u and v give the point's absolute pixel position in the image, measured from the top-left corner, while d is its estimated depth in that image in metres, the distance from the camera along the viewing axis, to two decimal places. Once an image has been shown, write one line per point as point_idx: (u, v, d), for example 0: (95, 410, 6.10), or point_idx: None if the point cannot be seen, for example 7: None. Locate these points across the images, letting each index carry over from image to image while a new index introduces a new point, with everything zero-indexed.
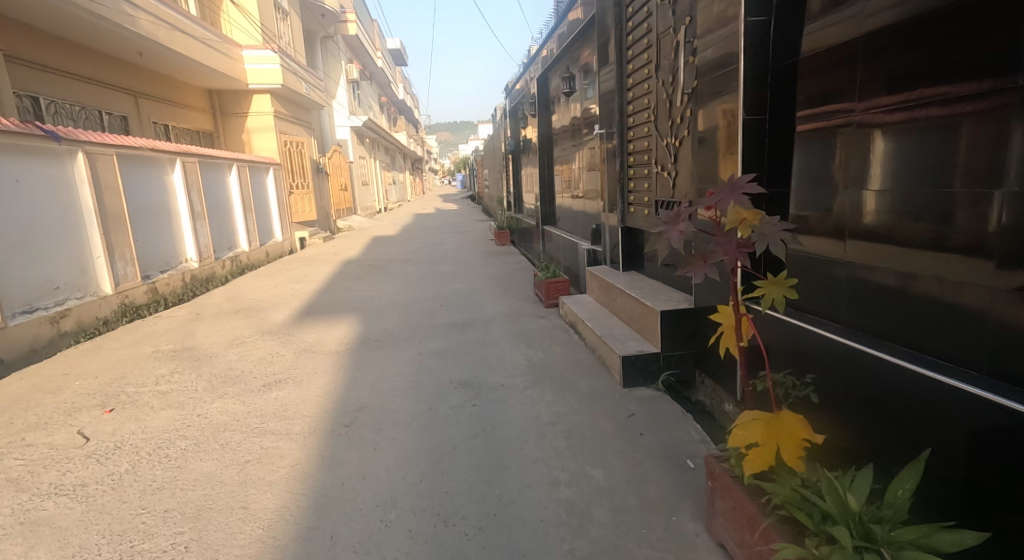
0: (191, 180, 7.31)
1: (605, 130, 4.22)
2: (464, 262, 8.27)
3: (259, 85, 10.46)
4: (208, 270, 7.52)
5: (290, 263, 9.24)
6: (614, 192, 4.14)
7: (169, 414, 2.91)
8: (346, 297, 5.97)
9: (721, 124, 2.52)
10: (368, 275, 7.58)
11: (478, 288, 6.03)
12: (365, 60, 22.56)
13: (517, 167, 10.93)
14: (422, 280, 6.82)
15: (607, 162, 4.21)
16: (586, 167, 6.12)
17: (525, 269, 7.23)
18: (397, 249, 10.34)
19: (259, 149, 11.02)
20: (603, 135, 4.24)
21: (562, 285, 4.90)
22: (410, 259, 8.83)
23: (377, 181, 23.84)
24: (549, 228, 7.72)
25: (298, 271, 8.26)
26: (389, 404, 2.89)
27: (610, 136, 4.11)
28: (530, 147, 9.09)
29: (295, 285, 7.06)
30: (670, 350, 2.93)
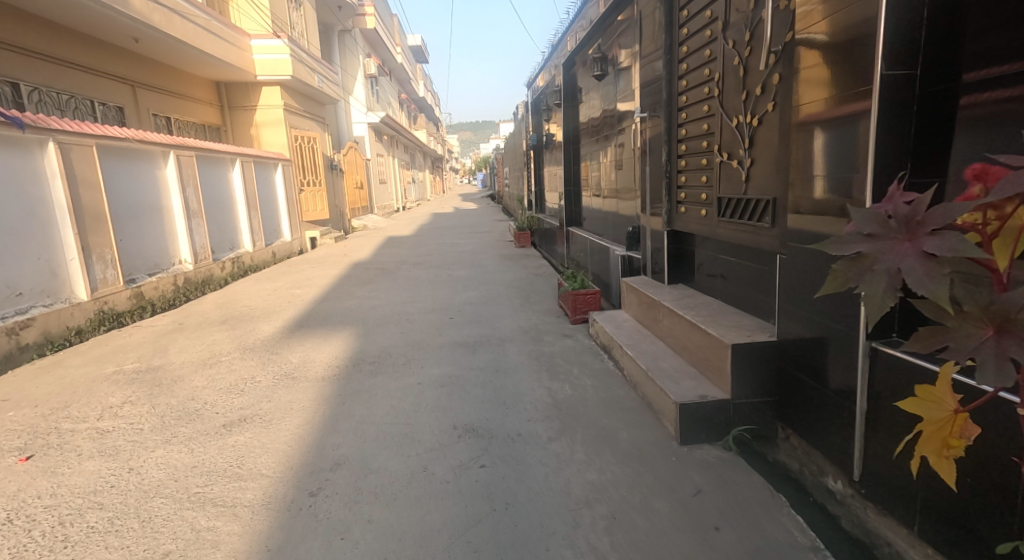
0: (188, 175, 6.80)
1: (647, 113, 3.51)
2: (479, 266, 7.60)
3: (268, 77, 9.95)
4: (205, 272, 7.00)
5: (296, 264, 8.69)
6: (657, 187, 3.43)
7: (96, 467, 2.29)
8: (347, 306, 5.35)
9: (830, 92, 1.80)
10: (375, 279, 6.98)
11: (494, 298, 5.35)
12: (384, 55, 22.05)
13: (539, 165, 10.26)
14: (433, 287, 6.16)
15: (649, 151, 3.50)
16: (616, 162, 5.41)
17: (546, 275, 6.55)
18: (410, 251, 9.73)
19: (268, 144, 10.54)
20: (644, 120, 3.54)
21: (590, 298, 4.21)
22: (422, 262, 8.20)
23: (394, 179, 23.27)
24: (574, 229, 7.04)
25: (302, 274, 7.69)
26: (373, 460, 2.23)
27: (654, 120, 3.40)
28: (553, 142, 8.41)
29: (295, 289, 6.47)
30: (743, 397, 2.22)
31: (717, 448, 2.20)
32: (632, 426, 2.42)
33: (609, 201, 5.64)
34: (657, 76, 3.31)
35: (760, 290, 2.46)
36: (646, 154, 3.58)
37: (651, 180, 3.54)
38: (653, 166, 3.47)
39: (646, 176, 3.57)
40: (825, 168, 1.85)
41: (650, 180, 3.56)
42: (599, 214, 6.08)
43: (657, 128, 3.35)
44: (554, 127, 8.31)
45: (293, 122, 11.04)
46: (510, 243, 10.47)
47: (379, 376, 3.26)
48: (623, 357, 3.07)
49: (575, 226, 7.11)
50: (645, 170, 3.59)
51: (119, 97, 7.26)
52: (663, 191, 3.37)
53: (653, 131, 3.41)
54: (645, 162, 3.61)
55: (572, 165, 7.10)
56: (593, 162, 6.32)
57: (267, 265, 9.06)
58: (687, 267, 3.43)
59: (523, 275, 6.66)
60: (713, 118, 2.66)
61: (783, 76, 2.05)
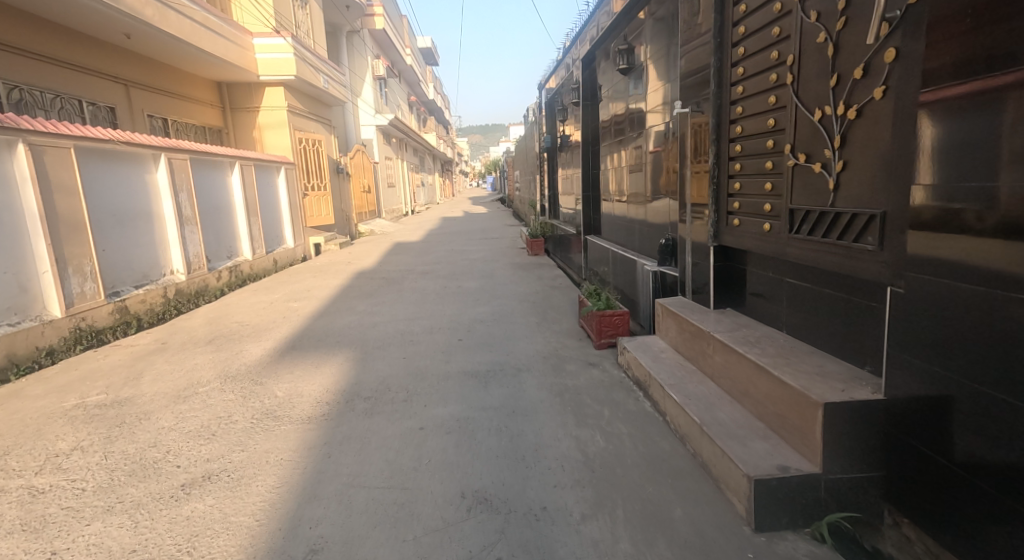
0: (181, 180, 6.40)
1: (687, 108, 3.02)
2: (490, 277, 7.12)
3: (270, 76, 9.57)
4: (199, 283, 6.59)
5: (297, 273, 8.25)
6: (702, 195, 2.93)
7: (12, 549, 1.82)
8: (346, 323, 4.89)
9: (993, 68, 1.31)
10: (379, 291, 6.53)
11: (507, 315, 4.86)
12: (393, 57, 21.69)
13: (553, 168, 9.78)
14: (440, 301, 5.69)
15: (691, 153, 3.00)
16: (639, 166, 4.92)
17: (563, 288, 6.06)
18: (417, 259, 9.28)
19: (270, 146, 10.16)
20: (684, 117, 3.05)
21: (619, 320, 3.72)
22: (429, 271, 7.73)
23: (403, 182, 22.86)
24: (591, 238, 6.55)
25: (302, 284, 7.25)
26: (359, 549, 1.75)
27: (697, 117, 2.90)
28: (569, 144, 7.91)
29: (293, 303, 6.02)
30: (839, 473, 1.71)
31: (806, 539, 1.69)
32: (687, 500, 1.92)
33: (632, 208, 5.14)
34: (701, 65, 2.81)
35: (850, 327, 1.95)
36: (686, 156, 3.08)
37: (693, 186, 3.04)
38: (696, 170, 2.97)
39: (687, 182, 3.07)
40: (980, 172, 1.35)
41: (692, 186, 3.05)
42: (620, 221, 5.58)
43: (701, 125, 2.85)
44: (570, 129, 7.83)
45: (298, 124, 10.65)
46: (522, 250, 9.98)
47: (374, 417, 2.78)
48: (665, 400, 2.57)
49: (594, 235, 6.62)
50: (686, 174, 3.09)
51: (111, 97, 6.88)
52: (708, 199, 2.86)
53: (697, 129, 2.92)
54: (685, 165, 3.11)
55: (590, 169, 6.61)
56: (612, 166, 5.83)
57: (267, 273, 8.64)
58: (738, 288, 2.92)
59: (538, 288, 6.17)
60: (783, 111, 2.16)
61: (903, 51, 1.56)
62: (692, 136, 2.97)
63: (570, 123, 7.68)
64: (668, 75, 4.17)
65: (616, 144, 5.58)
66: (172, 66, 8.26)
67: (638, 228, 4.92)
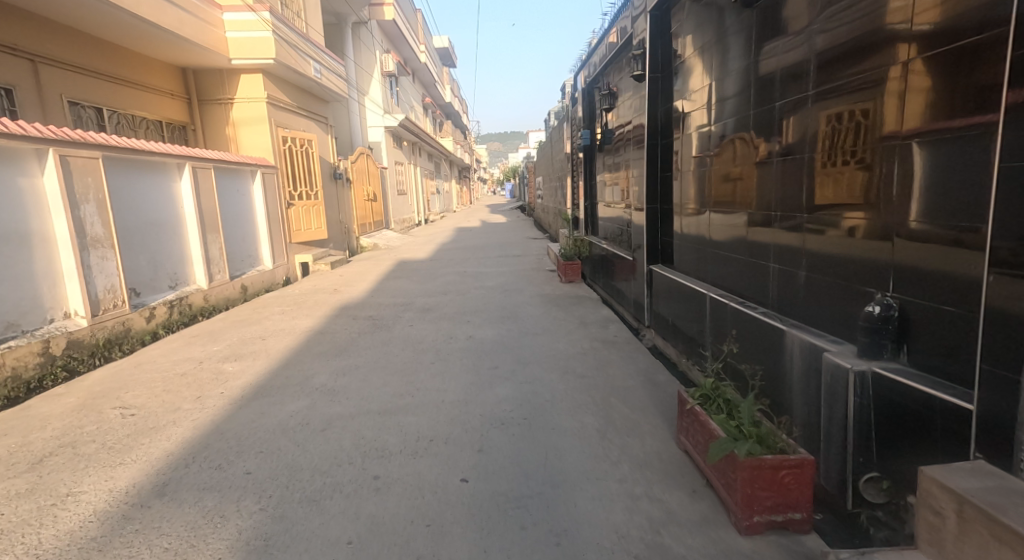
0: (86, 185, 4.64)
1: (828, 92, 2.36)
2: (513, 319, 5.22)
3: (245, 59, 7.88)
4: (115, 326, 4.84)
5: (264, 307, 6.44)
6: (876, 200, 2.05)
7: None
8: (282, 419, 3.04)
9: None
10: (357, 342, 4.68)
11: (544, 413, 2.97)
12: (407, 53, 19.94)
13: (590, 172, 7.89)
14: (439, 367, 3.82)
15: (842, 148, 2.26)
16: (745, 165, 3.15)
17: (619, 346, 4.18)
18: (419, 285, 7.42)
19: (247, 147, 8.45)
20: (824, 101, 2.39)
21: (791, 475, 1.80)
22: (432, 308, 5.87)
23: (414, 190, 20.98)
24: (661, 268, 4.61)
25: (261, 327, 5.43)
26: None
27: (858, 101, 2.16)
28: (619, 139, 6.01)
29: (229, 365, 4.18)
30: None
31: None
32: None
33: (734, 228, 3.32)
34: (876, 23, 2.04)
35: None
36: (823, 151, 2.40)
37: (826, 187, 2.38)
38: (847, 167, 2.23)
39: (830, 186, 2.33)
40: None
41: (829, 189, 2.35)
42: (715, 251, 3.63)
43: (869, 110, 2.09)
44: (622, 119, 5.91)
45: (281, 120, 8.93)
46: (552, 274, 8.04)
47: None
48: None
49: (660, 264, 4.71)
50: (834, 178, 2.32)
51: (8, 76, 5.21)
52: (905, 205, 1.91)
53: (841, 115, 2.25)
54: (823, 166, 2.40)
55: (658, 172, 4.66)
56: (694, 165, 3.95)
57: (230, 304, 6.90)
58: None
59: (583, 343, 4.28)
60: None
61: None
62: (847, 124, 2.23)
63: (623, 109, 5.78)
64: (725, 68, 3.39)
65: (709, 132, 3.66)
66: (105, 42, 6.55)
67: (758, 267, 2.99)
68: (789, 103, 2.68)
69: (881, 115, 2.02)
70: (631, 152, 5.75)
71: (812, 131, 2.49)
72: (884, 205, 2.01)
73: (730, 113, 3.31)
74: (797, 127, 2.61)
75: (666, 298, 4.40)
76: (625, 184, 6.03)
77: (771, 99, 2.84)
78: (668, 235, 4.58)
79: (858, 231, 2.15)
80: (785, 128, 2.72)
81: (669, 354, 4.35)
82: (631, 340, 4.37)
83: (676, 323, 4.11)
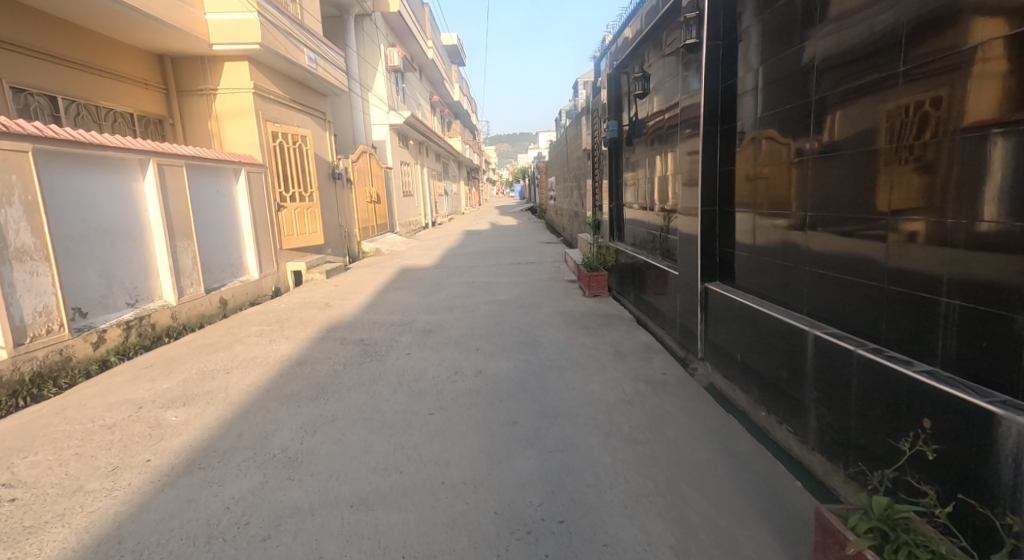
0: (9, 184, 3.78)
1: (883, 83, 2.16)
2: (532, 347, 4.29)
3: (227, 45, 7.06)
4: (49, 355, 3.98)
5: (241, 327, 5.55)
6: (949, 201, 1.89)
7: None
8: (213, 512, 2.15)
9: None
10: (339, 379, 3.77)
11: (585, 507, 2.10)
12: (413, 48, 19.10)
13: (617, 169, 7.01)
14: (439, 422, 2.93)
15: (905, 144, 2.05)
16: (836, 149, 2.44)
17: (669, 389, 3.28)
18: (422, 299, 6.50)
19: (231, 143, 7.62)
20: (876, 92, 2.20)
21: None
22: (435, 332, 4.95)
23: (420, 192, 20.07)
24: (716, 285, 3.70)
25: (230, 355, 4.53)
26: None
27: (923, 92, 1.97)
28: (670, 131, 5.12)
29: (172, 413, 3.28)
30: None
31: None
32: None
33: (824, 242, 2.56)
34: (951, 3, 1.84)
35: None
36: (880, 148, 2.19)
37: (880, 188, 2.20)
38: (915, 165, 2.02)
39: (878, 187, 2.20)
40: None
41: (886, 188, 2.16)
42: (811, 269, 2.66)
43: (943, 98, 1.89)
44: (673, 108, 5.00)
45: (271, 114, 8.09)
46: (571, 285, 7.12)
47: None
48: None
49: (718, 283, 3.77)
50: (880, 179, 2.19)
51: None
52: (981, 206, 1.78)
53: (899, 111, 2.08)
54: (880, 164, 2.19)
55: (717, 168, 3.72)
56: (770, 152, 3.05)
57: (207, 320, 6.08)
58: None
59: (625, 385, 3.35)
60: None
61: None
62: (912, 118, 2.02)
63: (675, 95, 4.89)
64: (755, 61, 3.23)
65: (779, 114, 2.95)
66: (50, 16, 5.70)
67: (900, 297, 2.08)
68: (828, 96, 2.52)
69: (956, 108, 1.84)
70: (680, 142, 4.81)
71: (853, 129, 2.34)
72: (958, 209, 1.86)
73: (765, 106, 3.08)
74: (847, 122, 2.38)
75: (727, 325, 3.46)
76: (672, 180, 5.10)
77: (868, 73, 2.24)
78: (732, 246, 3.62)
79: (921, 236, 1.99)
80: (829, 124, 2.51)
81: (729, 396, 3.41)
82: (685, 380, 3.44)
83: (740, 355, 3.25)
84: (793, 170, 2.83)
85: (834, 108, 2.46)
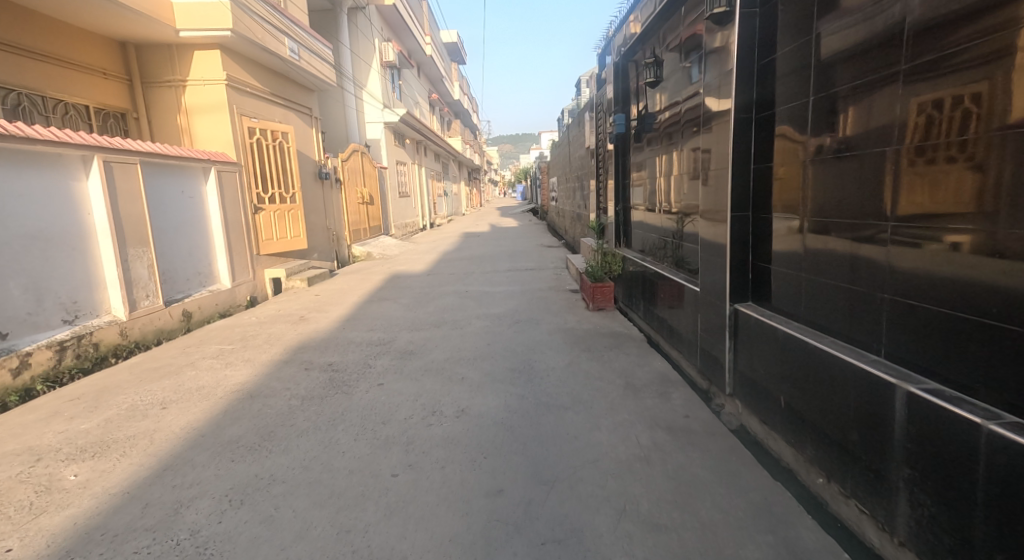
0: None
1: (900, 76, 2.03)
2: (527, 377, 3.64)
3: (195, 31, 6.44)
4: None
5: (199, 345, 4.89)
6: (990, 207, 1.74)
7: None
8: None
9: None
10: (292, 421, 3.11)
11: None
12: (410, 44, 18.41)
13: (624, 169, 6.34)
14: (401, 491, 2.30)
15: (934, 143, 1.90)
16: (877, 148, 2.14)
17: (693, 441, 2.65)
18: (407, 313, 5.83)
19: (202, 139, 7.00)
20: (894, 86, 2.05)
21: None
22: (417, 355, 4.28)
23: (418, 192, 19.41)
24: (749, 308, 3.04)
25: (175, 383, 3.87)
26: None
27: (954, 84, 1.82)
28: (687, 125, 4.44)
29: (74, 469, 2.62)
30: None
31: None
32: None
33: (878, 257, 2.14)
34: None
35: None
36: (900, 147, 2.04)
37: (903, 193, 2.03)
38: (948, 165, 1.86)
39: (895, 190, 2.06)
40: None
41: (908, 192, 2.01)
42: (896, 296, 2.06)
43: (984, 93, 1.73)
44: (690, 97, 4.33)
45: (247, 108, 7.47)
46: (573, 296, 6.47)
47: None
48: None
49: (751, 304, 3.10)
50: (897, 180, 2.05)
51: None
52: None
53: (924, 107, 1.93)
54: (901, 165, 2.04)
55: (754, 166, 3.05)
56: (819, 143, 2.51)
57: (166, 336, 5.45)
58: None
59: (639, 435, 2.70)
60: None
61: None
62: (942, 113, 1.87)
63: (695, 83, 4.22)
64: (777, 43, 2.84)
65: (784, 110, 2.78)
66: None
67: (1005, 330, 1.69)
68: (836, 91, 2.38)
69: (999, 102, 1.69)
70: (699, 136, 4.16)
71: (865, 128, 2.21)
72: (1006, 218, 1.69)
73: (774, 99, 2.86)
74: (859, 119, 2.23)
75: (764, 358, 2.80)
76: (687, 181, 4.44)
77: (880, 66, 2.12)
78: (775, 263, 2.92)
79: (956, 246, 1.83)
80: (839, 121, 2.37)
81: (770, 448, 2.75)
82: (713, 427, 2.79)
83: (779, 398, 2.61)
84: (799, 170, 2.68)
85: (845, 103, 2.32)
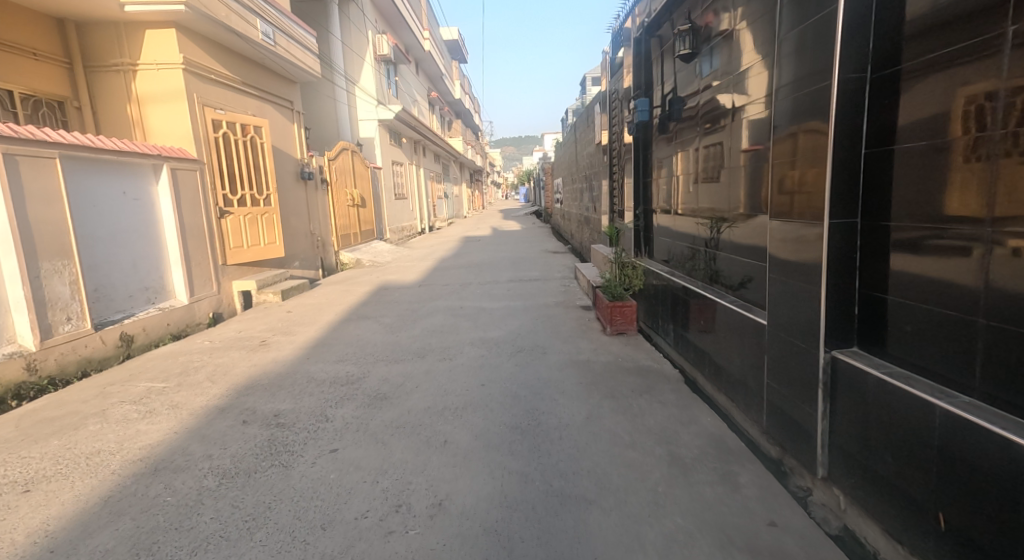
0: None
1: (943, 63, 1.81)
2: (531, 442, 2.71)
3: (142, 5, 5.48)
4: None
5: (124, 383, 3.93)
6: None
7: None
8: None
9: None
10: (193, 523, 2.14)
11: None
12: (406, 37, 17.40)
13: (646, 166, 5.38)
14: None
15: (986, 136, 1.68)
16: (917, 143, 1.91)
17: None
18: (388, 338, 4.85)
19: (157, 133, 6.06)
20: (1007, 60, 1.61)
21: None
22: (390, 404, 3.30)
23: (415, 194, 18.36)
24: (854, 361, 2.06)
25: (62, 446, 2.89)
26: None
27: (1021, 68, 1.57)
28: (734, 112, 3.48)
29: None
30: None
31: None
32: None
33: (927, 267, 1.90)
34: None
35: None
36: (946, 141, 1.82)
37: (950, 194, 1.81)
38: (1002, 161, 1.64)
39: (941, 190, 1.84)
40: None
41: (961, 192, 1.77)
42: None
43: None
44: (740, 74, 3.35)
45: (212, 99, 6.53)
46: (585, 314, 5.50)
47: None
48: None
49: (850, 354, 2.13)
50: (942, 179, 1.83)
51: None
52: None
53: (973, 97, 1.71)
54: (945, 163, 1.82)
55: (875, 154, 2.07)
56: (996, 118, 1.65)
57: (95, 367, 4.50)
58: None
59: None
60: None
61: None
62: (994, 104, 1.65)
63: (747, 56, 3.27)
64: None
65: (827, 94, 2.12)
66: None
67: None
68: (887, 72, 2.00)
69: None
70: (725, 132, 3.61)
71: (900, 122, 1.98)
72: None
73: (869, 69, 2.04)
74: (934, 104, 1.84)
75: (892, 440, 1.86)
76: (697, 183, 4.10)
77: (919, 51, 1.89)
78: (916, 298, 1.93)
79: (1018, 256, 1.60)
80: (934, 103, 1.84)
81: None
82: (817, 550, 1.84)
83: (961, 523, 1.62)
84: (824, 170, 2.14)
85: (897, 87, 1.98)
